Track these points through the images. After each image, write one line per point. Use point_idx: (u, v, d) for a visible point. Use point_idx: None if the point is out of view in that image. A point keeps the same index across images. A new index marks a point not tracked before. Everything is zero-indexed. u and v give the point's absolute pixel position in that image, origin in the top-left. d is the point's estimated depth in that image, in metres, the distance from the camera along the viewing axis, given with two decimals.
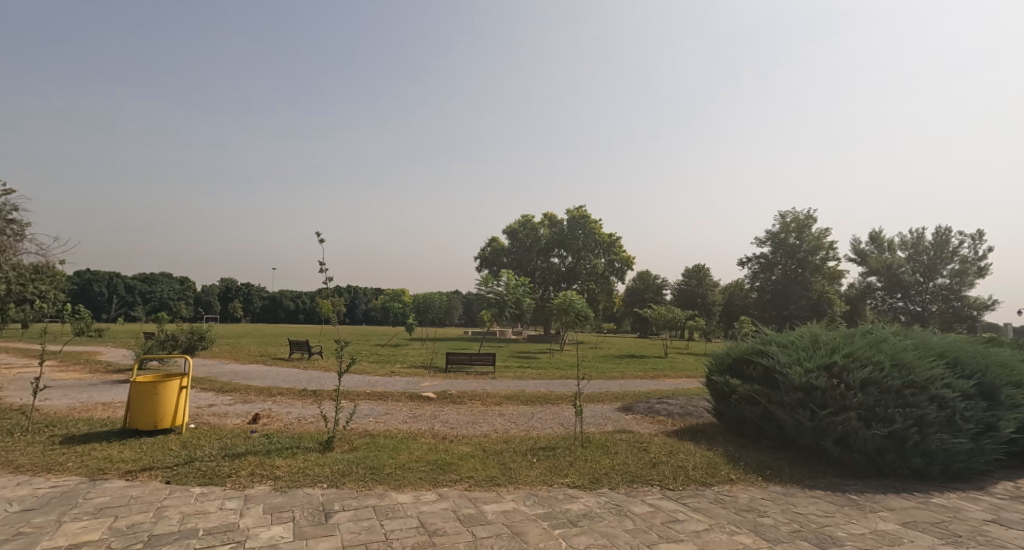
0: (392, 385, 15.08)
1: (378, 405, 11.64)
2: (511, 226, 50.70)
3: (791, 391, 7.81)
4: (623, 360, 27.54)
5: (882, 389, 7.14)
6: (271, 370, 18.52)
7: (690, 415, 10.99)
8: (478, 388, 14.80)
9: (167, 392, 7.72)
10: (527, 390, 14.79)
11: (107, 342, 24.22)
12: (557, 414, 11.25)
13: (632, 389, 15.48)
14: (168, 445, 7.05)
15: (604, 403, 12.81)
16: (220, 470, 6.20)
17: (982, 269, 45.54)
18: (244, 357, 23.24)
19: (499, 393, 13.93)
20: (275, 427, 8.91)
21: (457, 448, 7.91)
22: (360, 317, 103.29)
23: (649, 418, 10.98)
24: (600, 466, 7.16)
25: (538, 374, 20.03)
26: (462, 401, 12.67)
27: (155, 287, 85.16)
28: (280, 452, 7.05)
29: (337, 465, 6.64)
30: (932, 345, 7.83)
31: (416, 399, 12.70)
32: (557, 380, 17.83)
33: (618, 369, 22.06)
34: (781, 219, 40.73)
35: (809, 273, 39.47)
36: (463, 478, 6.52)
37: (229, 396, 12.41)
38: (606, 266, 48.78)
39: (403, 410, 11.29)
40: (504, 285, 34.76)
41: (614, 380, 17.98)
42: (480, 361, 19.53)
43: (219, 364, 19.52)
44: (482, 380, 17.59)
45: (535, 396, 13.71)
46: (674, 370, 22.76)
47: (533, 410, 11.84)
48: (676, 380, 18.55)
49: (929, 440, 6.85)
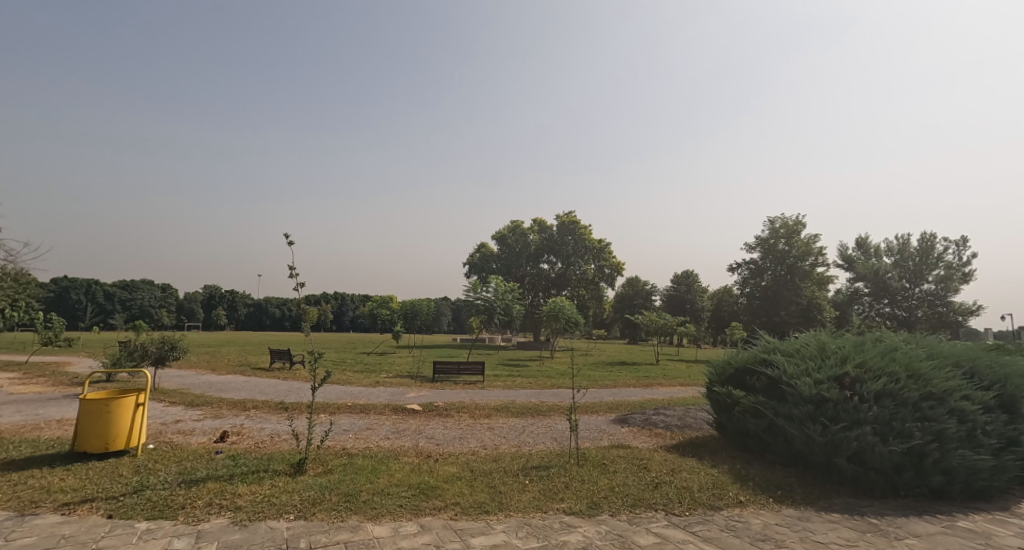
0: (376, 397, 14.40)
1: (359, 419, 10.97)
2: (501, 231, 50.16)
3: (800, 404, 7.30)
4: (615, 368, 27.02)
5: (897, 402, 6.65)
6: (250, 381, 17.71)
7: (689, 427, 10.47)
8: (466, 399, 14.18)
9: (120, 410, 7.00)
10: (518, 400, 14.20)
11: (78, 352, 23.22)
12: (549, 427, 10.67)
13: (626, 399, 14.94)
14: (118, 471, 6.35)
15: (598, 414, 12.26)
16: (173, 501, 5.52)
17: (967, 274, 45.83)
18: (223, 367, 22.35)
19: (489, 404, 13.32)
20: (244, 446, 8.21)
21: (443, 468, 7.27)
22: (347, 324, 101.91)
23: (647, 431, 10.44)
24: (598, 489, 6.57)
25: (528, 383, 19.45)
26: (449, 414, 12.04)
27: (136, 295, 83.19)
28: (244, 477, 6.36)
29: (307, 492, 5.97)
30: (947, 354, 7.38)
31: (401, 412, 12.05)
32: (548, 389, 17.26)
33: (611, 377, 21.55)
34: (771, 225, 40.68)
35: (798, 279, 39.40)
36: (448, 504, 5.89)
37: (199, 410, 11.64)
38: (596, 271, 48.43)
39: (386, 425, 10.63)
40: (493, 291, 34.17)
41: (607, 389, 17.46)
42: (468, 371, 18.92)
43: (194, 375, 18.66)
44: (470, 390, 16.95)
45: (525, 407, 13.13)
46: (667, 378, 22.30)
47: (523, 423, 11.25)
48: (670, 389, 18.07)
49: (951, 457, 6.32)
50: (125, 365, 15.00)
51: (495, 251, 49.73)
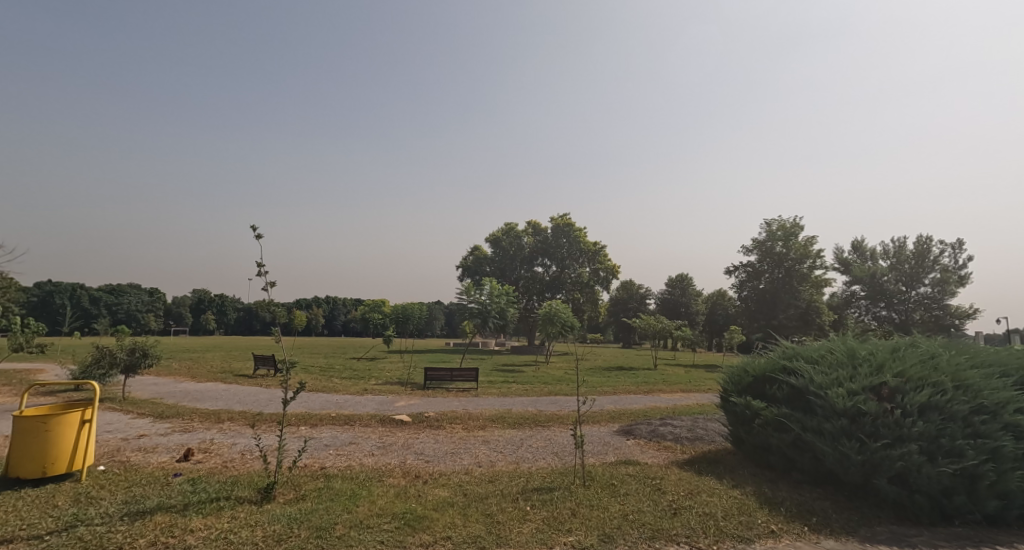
0: (363, 406, 13.51)
1: (342, 432, 10.11)
2: (495, 234, 49.34)
3: (832, 418, 6.55)
4: (613, 373, 26.28)
5: (944, 416, 5.91)
6: (231, 389, 16.78)
7: (701, 439, 9.72)
8: (459, 409, 13.37)
9: (61, 430, 6.10)
10: (514, 410, 13.36)
11: (52, 359, 22.06)
12: (549, 440, 9.90)
13: (628, 407, 14.15)
14: (53, 501, 5.46)
15: (601, 425, 11.49)
16: (109, 540, 4.64)
17: (963, 277, 45.55)
18: (204, 374, 21.31)
19: (483, 414, 12.49)
20: (209, 466, 7.32)
21: (433, 492, 6.43)
22: (339, 328, 100.53)
23: (655, 444, 9.67)
24: (610, 517, 5.77)
25: (524, 390, 18.64)
26: (441, 425, 11.21)
27: (123, 300, 81.30)
28: (200, 507, 5.49)
29: (273, 526, 5.10)
30: (993, 361, 6.63)
31: (388, 423, 11.20)
32: (545, 397, 16.48)
33: (609, 383, 20.78)
34: (768, 227, 40.23)
35: (797, 283, 38.89)
36: (437, 539, 5.05)
37: (169, 423, 10.70)
38: (591, 274, 47.70)
39: (372, 438, 9.81)
40: (488, 295, 33.29)
41: (607, 396, 16.66)
42: (461, 378, 18.05)
43: (171, 384, 17.68)
44: (464, 397, 16.14)
45: (522, 418, 12.32)
46: (668, 384, 21.60)
47: (521, 435, 10.44)
48: (672, 396, 17.35)
49: (1009, 479, 5.56)
50: (92, 373, 13.97)
51: (489, 253, 48.87)
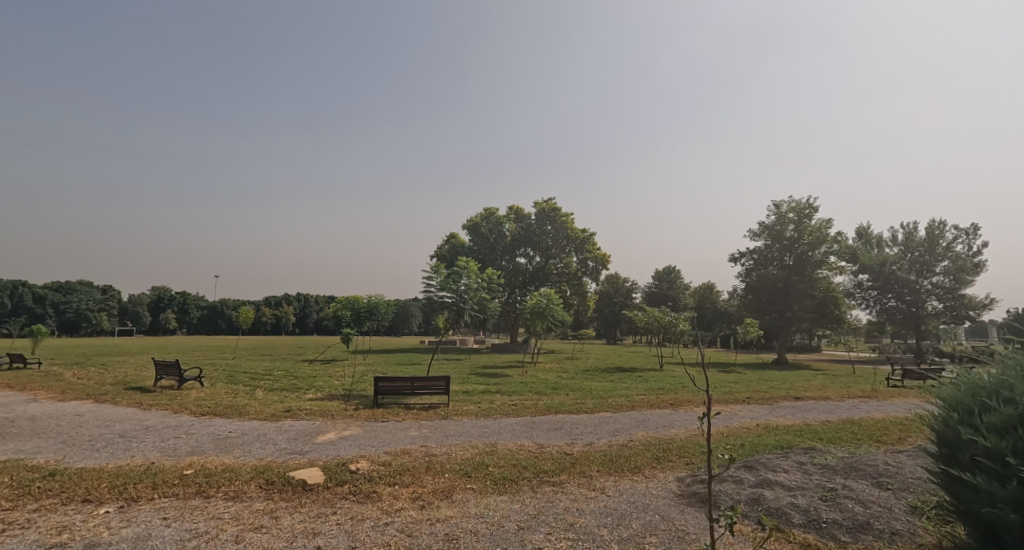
0: (262, 448, 8.47)
1: (169, 527, 5.15)
2: (473, 220, 44.45)
3: None
4: (615, 378, 21.75)
5: None
6: (87, 415, 11.56)
7: (869, 531, 5.00)
8: (413, 449, 8.41)
9: None
10: (500, 450, 8.49)
11: None
12: (575, 539, 5.08)
13: (670, 441, 9.39)
14: None
15: (653, 490, 6.65)
16: None
17: (977, 265, 42.25)
18: (82, 388, 16.00)
19: (450, 462, 7.58)
20: None
21: None
22: (311, 328, 94.72)
23: (782, 542, 4.95)
24: None
25: (513, 404, 13.81)
26: (368, 492, 6.25)
27: (72, 299, 75.00)
28: None
29: None
30: None
31: (274, 492, 6.18)
32: (543, 418, 11.67)
33: (619, 393, 16.04)
34: (778, 209, 36.17)
35: (811, 270, 35.02)
36: None
37: None
38: (578, 265, 43.28)
39: (223, 542, 4.84)
40: (465, 285, 28.17)
41: (628, 419, 11.80)
42: (426, 391, 13.18)
43: (10, 406, 12.36)
44: (425, 421, 11.27)
45: (513, 467, 7.46)
46: (693, 392, 17.07)
47: (517, 518, 5.59)
48: (714, 413, 12.69)
49: None
50: None
51: (466, 242, 43.81)
